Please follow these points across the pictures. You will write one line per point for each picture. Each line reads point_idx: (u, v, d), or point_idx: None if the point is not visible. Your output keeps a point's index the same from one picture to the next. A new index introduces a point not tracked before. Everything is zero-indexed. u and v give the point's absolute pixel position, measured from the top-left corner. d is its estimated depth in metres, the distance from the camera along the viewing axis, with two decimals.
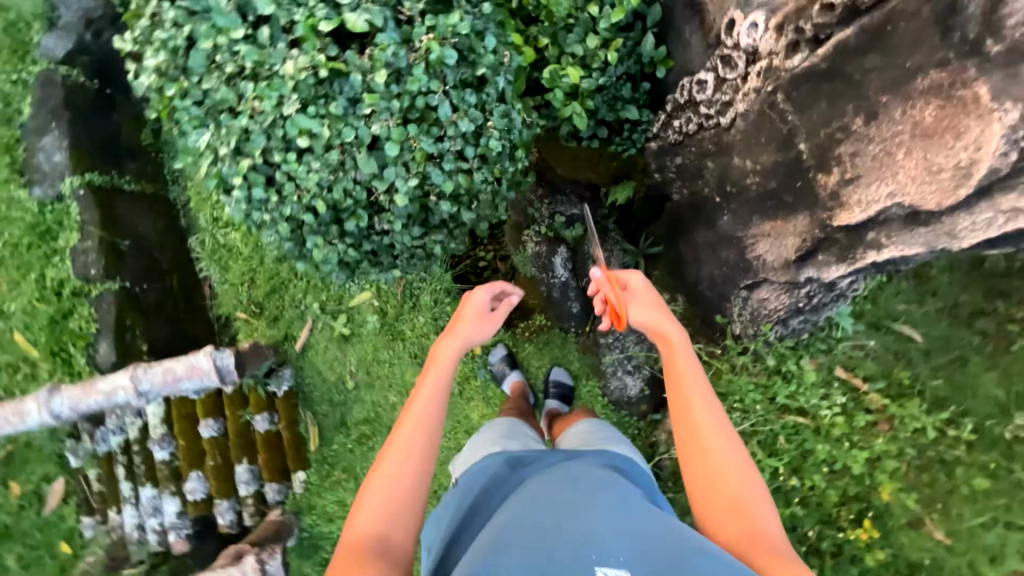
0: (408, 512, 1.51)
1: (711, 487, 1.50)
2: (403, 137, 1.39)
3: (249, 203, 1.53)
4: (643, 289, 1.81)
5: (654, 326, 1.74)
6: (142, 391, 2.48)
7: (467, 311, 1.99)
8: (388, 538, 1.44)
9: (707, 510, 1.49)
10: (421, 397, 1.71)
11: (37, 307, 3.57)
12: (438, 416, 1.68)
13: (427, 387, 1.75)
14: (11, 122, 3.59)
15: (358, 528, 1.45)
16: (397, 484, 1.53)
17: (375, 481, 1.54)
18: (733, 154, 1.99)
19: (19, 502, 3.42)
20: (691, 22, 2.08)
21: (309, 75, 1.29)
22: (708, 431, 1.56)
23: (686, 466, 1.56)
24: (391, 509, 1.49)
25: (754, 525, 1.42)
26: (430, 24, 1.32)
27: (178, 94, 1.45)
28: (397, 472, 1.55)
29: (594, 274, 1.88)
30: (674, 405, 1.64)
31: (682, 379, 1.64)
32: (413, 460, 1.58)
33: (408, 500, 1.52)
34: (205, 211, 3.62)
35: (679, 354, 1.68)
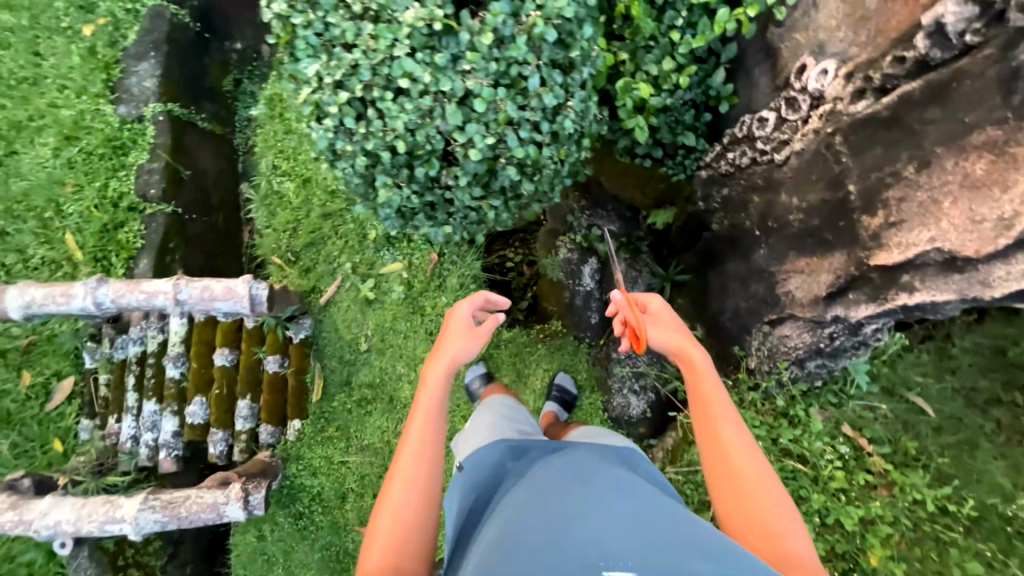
0: (416, 539, 1.55)
1: (739, 505, 1.51)
2: (492, 98, 1.51)
3: (336, 133, 1.69)
4: (663, 311, 1.90)
5: (677, 346, 1.79)
6: (180, 299, 2.62)
7: (454, 326, 2.00)
8: (403, 566, 1.49)
9: (733, 525, 1.51)
10: (415, 426, 1.73)
11: (93, 214, 3.76)
12: (434, 443, 1.71)
13: (418, 415, 1.75)
14: (116, 45, 3.87)
15: (373, 561, 1.49)
16: (403, 514, 1.57)
17: (381, 515, 1.58)
18: (780, 191, 2.11)
19: (27, 392, 3.54)
20: (761, 65, 2.19)
21: (424, 25, 1.43)
22: (733, 451, 1.58)
23: (714, 484, 1.58)
24: (400, 541, 1.53)
25: (784, 547, 1.42)
26: (540, 4, 1.45)
27: (302, 24, 1.59)
28: (401, 504, 1.59)
29: (615, 297, 1.97)
30: (700, 423, 1.67)
31: (708, 401, 1.67)
32: (416, 487, 1.62)
33: (416, 525, 1.57)
34: (268, 157, 3.80)
35: (704, 376, 1.73)
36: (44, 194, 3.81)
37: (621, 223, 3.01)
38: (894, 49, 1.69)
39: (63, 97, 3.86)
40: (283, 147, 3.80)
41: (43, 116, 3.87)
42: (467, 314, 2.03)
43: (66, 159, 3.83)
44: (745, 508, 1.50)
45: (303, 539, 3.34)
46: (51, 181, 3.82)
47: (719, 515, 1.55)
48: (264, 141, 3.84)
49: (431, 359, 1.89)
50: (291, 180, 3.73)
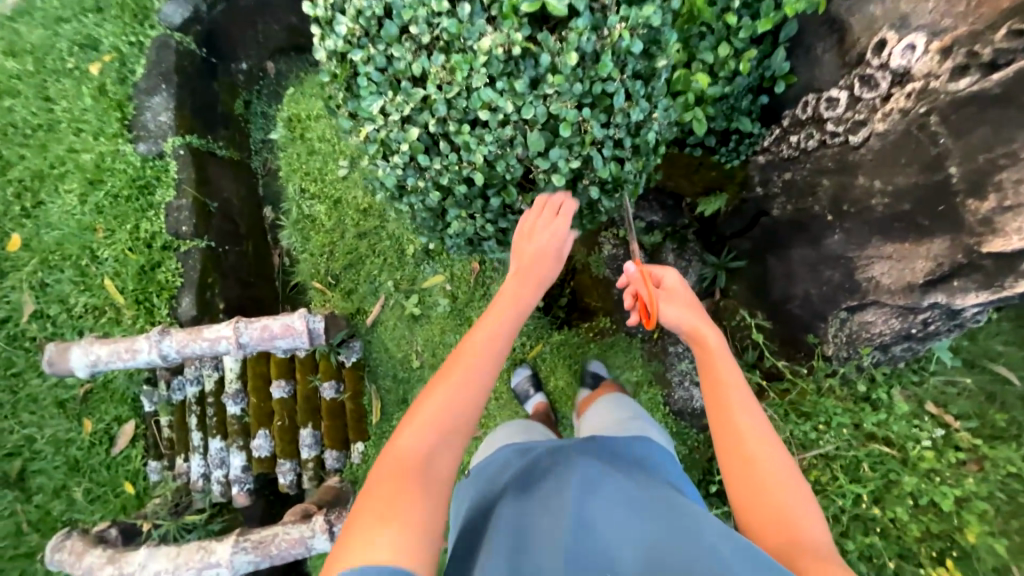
0: (451, 443, 1.36)
1: (755, 494, 1.49)
2: (577, 119, 1.45)
3: (406, 169, 1.65)
4: (677, 287, 1.89)
5: (691, 326, 1.80)
6: (242, 342, 2.60)
7: (541, 239, 1.61)
8: (436, 456, 1.33)
9: (750, 515, 1.47)
10: (480, 331, 1.49)
11: (129, 256, 3.75)
12: (492, 354, 1.47)
13: (484, 324, 1.51)
14: (125, 81, 3.76)
15: (407, 443, 1.33)
16: (443, 414, 1.37)
17: (426, 406, 1.39)
18: (858, 173, 1.99)
19: (91, 439, 3.59)
20: (826, 40, 2.05)
21: (502, 50, 1.36)
22: (750, 437, 1.57)
23: (727, 469, 1.57)
24: (436, 434, 1.35)
25: (799, 534, 1.38)
26: (623, 14, 1.37)
27: (362, 60, 1.52)
28: (446, 403, 1.39)
29: (629, 269, 1.96)
30: (715, 410, 1.66)
31: (721, 387, 1.68)
32: (464, 390, 1.41)
33: (456, 430, 1.37)
34: (295, 181, 3.72)
35: (718, 362, 1.73)
36: (77, 241, 3.79)
37: (665, 213, 2.69)
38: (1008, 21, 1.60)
39: (80, 141, 3.79)
40: (309, 169, 3.71)
41: (64, 163, 3.81)
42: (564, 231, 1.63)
43: (93, 205, 3.79)
44: (761, 496, 1.48)
45: None
46: (82, 228, 3.79)
47: (737, 506, 1.51)
48: (288, 165, 3.75)
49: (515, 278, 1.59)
50: (321, 203, 3.66)
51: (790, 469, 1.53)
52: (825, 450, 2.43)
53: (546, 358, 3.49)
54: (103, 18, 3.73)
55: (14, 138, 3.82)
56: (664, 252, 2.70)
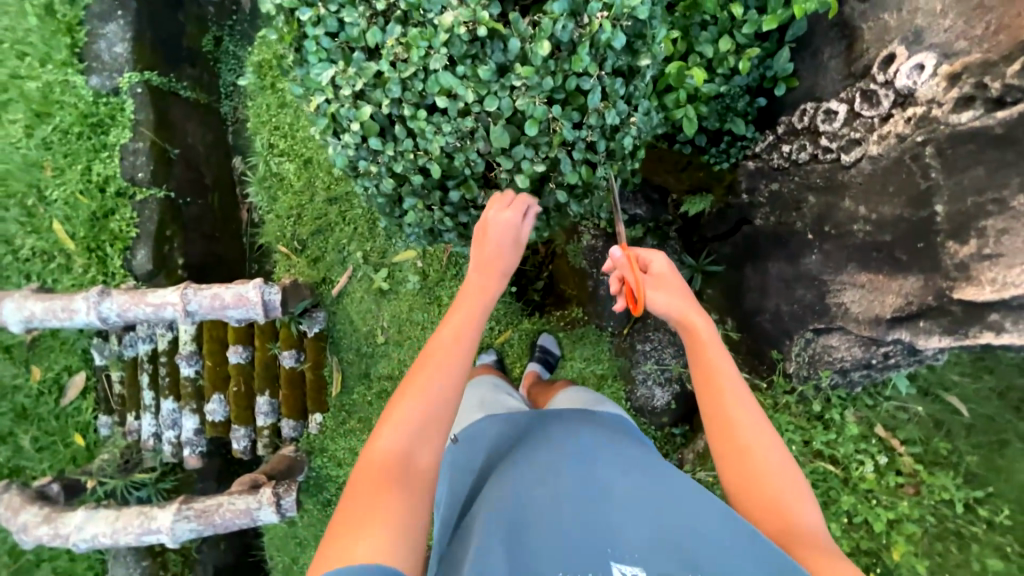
0: (429, 444, 1.24)
1: (750, 485, 1.38)
2: (545, 117, 1.34)
3: (358, 150, 1.50)
4: (666, 272, 1.61)
5: (680, 314, 1.55)
6: (189, 310, 2.47)
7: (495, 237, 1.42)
8: (413, 454, 1.22)
9: (745, 506, 1.38)
10: (450, 323, 1.34)
11: (80, 200, 3.49)
12: (468, 341, 1.32)
13: (459, 308, 1.36)
14: (76, 2, 3.37)
15: (382, 447, 1.21)
16: (416, 414, 1.24)
17: (397, 409, 1.25)
18: (844, 196, 1.90)
19: (39, 387, 3.48)
20: (833, 45, 1.90)
21: (466, 31, 1.22)
22: (744, 427, 1.43)
23: (721, 461, 1.44)
24: (409, 442, 1.22)
25: (797, 525, 1.30)
26: (607, 2, 1.23)
27: (311, 21, 1.34)
28: (418, 404, 1.25)
29: (613, 253, 1.67)
30: (705, 396, 1.50)
31: (712, 370, 1.50)
32: (437, 387, 1.27)
33: (433, 428, 1.25)
34: (263, 134, 3.46)
35: (709, 346, 1.52)
36: (22, 178, 3.51)
37: (649, 207, 2.56)
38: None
39: (26, 66, 3.43)
40: (279, 123, 3.45)
41: (7, 89, 3.47)
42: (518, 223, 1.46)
43: (40, 139, 3.48)
44: (756, 486, 1.38)
45: None
46: (28, 164, 3.50)
47: (730, 495, 1.42)
48: (256, 115, 3.48)
49: (479, 267, 1.41)
50: (290, 160, 3.43)
51: (784, 454, 1.42)
52: None
53: (513, 346, 3.45)
54: None
55: None
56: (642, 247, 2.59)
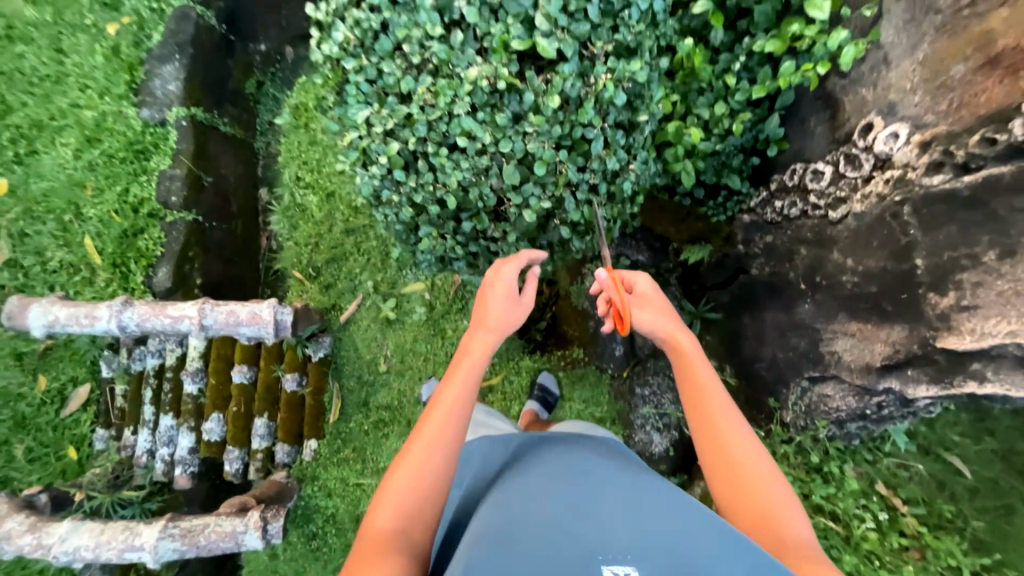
0: (426, 511, 1.41)
1: (740, 498, 1.45)
2: (553, 160, 1.49)
3: (383, 181, 1.65)
4: (651, 292, 1.75)
5: (667, 333, 1.67)
6: (205, 324, 2.57)
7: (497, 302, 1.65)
8: (410, 523, 1.37)
9: (737, 518, 1.44)
10: (449, 391, 1.53)
11: (113, 219, 3.71)
12: (462, 413, 1.51)
13: (454, 378, 1.55)
14: (139, 46, 3.76)
15: (382, 516, 1.37)
16: (414, 484, 1.41)
17: (394, 479, 1.42)
18: (833, 249, 2.02)
19: (42, 397, 3.52)
20: (819, 114, 2.08)
21: (488, 84, 1.38)
22: (732, 442, 1.52)
23: (713, 475, 1.51)
24: (406, 514, 1.38)
25: (788, 538, 1.35)
26: (611, 65, 1.39)
27: (353, 69, 1.53)
28: (416, 474, 1.42)
29: (600, 275, 1.83)
30: (695, 415, 1.60)
31: (700, 388, 1.60)
32: (434, 458, 1.44)
33: (429, 496, 1.42)
34: (292, 168, 3.72)
35: (698, 367, 1.63)
36: (64, 196, 3.76)
37: (650, 254, 2.77)
38: (984, 127, 1.55)
39: (85, 97, 3.77)
40: (308, 158, 3.71)
41: (64, 116, 3.80)
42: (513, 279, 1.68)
43: (86, 162, 3.76)
44: (746, 499, 1.44)
45: (316, 560, 3.31)
46: (72, 183, 3.76)
47: (723, 507, 1.49)
48: (287, 151, 3.75)
49: (478, 333, 1.62)
50: (314, 193, 3.66)
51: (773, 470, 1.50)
52: None
53: (512, 383, 3.46)
54: None
55: (20, 83, 3.80)
56: None
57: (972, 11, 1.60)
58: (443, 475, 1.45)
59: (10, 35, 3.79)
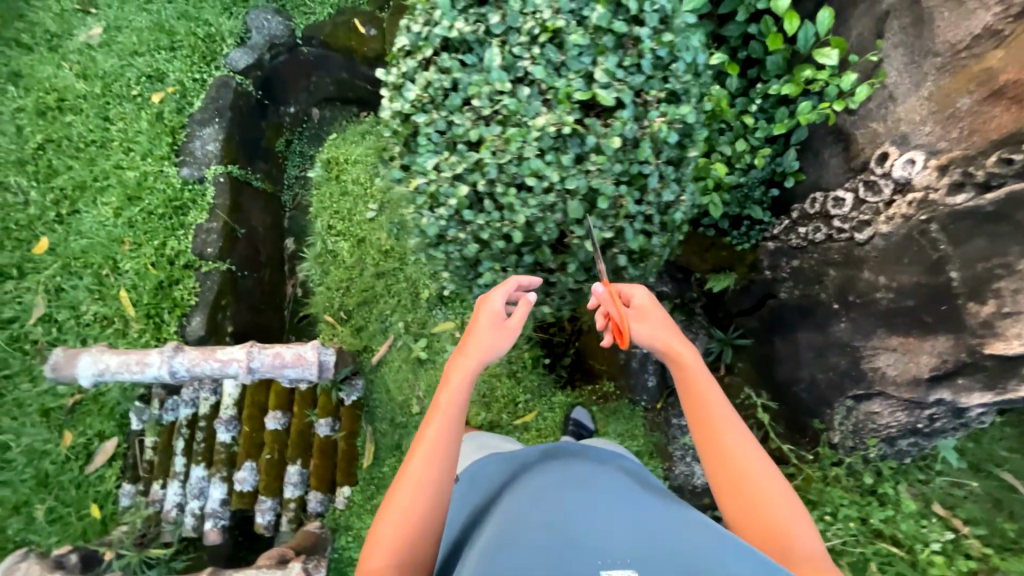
0: (421, 543, 1.49)
1: (747, 512, 1.50)
2: (613, 194, 1.64)
3: (449, 221, 1.78)
4: (648, 304, 1.72)
5: (666, 346, 1.68)
6: (252, 367, 2.60)
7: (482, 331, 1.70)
8: (406, 556, 1.47)
9: (747, 531, 1.50)
10: (433, 426, 1.59)
11: (150, 271, 3.82)
12: (449, 444, 1.58)
13: (440, 411, 1.62)
14: (182, 112, 4.04)
15: (375, 554, 1.46)
16: (408, 518, 1.50)
17: (387, 516, 1.50)
18: (863, 268, 2.14)
19: (68, 453, 3.47)
20: (832, 147, 2.27)
21: (554, 129, 1.54)
22: (739, 458, 1.55)
23: (721, 491, 1.55)
24: (403, 548, 1.47)
25: (792, 548, 1.42)
26: (664, 109, 1.55)
27: (424, 122, 1.70)
28: (409, 509, 1.50)
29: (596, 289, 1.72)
30: (699, 429, 1.63)
31: (704, 403, 1.61)
32: (425, 492, 1.52)
33: (425, 526, 1.51)
34: (324, 218, 3.89)
35: (700, 380, 1.65)
36: (102, 251, 3.88)
37: (674, 284, 2.84)
38: (998, 149, 1.74)
39: (128, 159, 3.99)
40: (339, 208, 3.90)
41: (107, 177, 3.99)
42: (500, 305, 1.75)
43: (126, 219, 3.92)
44: (754, 512, 1.49)
45: None
46: (110, 240, 3.90)
47: (731, 521, 1.54)
48: (319, 203, 3.95)
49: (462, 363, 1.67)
50: (346, 240, 3.82)
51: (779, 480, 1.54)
52: (831, 544, 2.32)
53: (546, 420, 3.40)
54: (174, 56, 4.06)
55: (66, 149, 4.03)
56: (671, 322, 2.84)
57: (970, 53, 1.79)
58: (432, 507, 1.53)
59: (62, 106, 4.06)
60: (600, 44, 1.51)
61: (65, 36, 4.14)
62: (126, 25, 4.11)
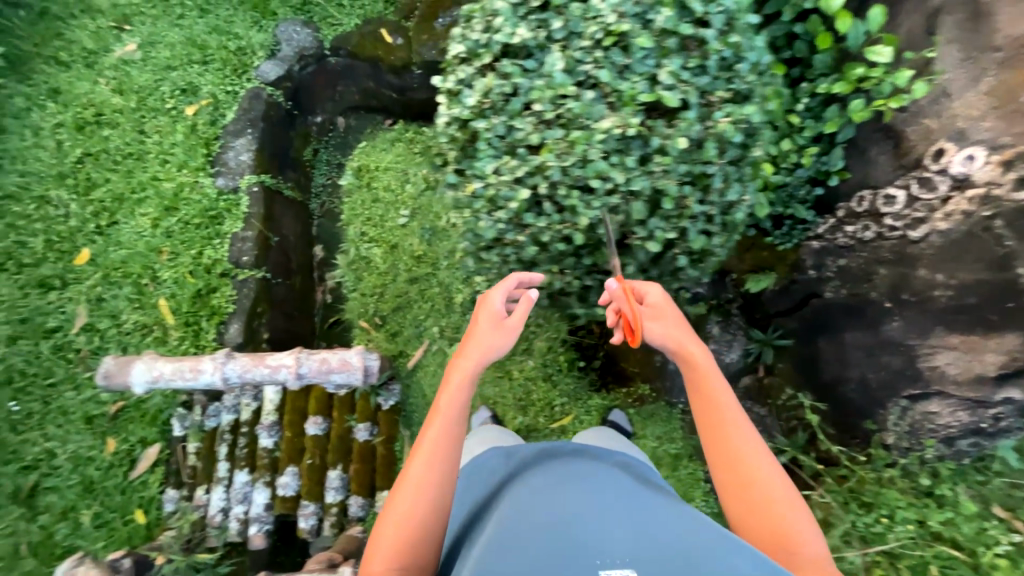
0: (421, 547, 1.51)
1: (752, 514, 1.51)
2: (678, 196, 1.69)
3: (507, 224, 1.82)
4: (662, 303, 1.70)
5: (677, 345, 1.68)
6: (301, 372, 2.65)
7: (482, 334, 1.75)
8: (408, 558, 1.50)
9: (752, 533, 1.50)
10: (434, 428, 1.63)
11: (188, 280, 3.89)
12: (450, 446, 1.61)
13: (439, 413, 1.64)
14: (216, 124, 4.12)
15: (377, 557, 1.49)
16: (408, 522, 1.52)
17: (388, 519, 1.53)
18: (918, 266, 2.14)
19: (112, 459, 3.54)
20: (880, 144, 2.25)
21: (620, 131, 1.56)
22: (746, 460, 1.55)
23: (725, 492, 1.56)
24: (404, 552, 1.49)
25: (794, 550, 1.43)
26: (728, 109, 1.57)
27: (483, 128, 1.72)
28: (408, 511, 1.52)
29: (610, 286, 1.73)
30: (707, 430, 1.63)
31: (717, 404, 1.62)
32: (425, 495, 1.55)
33: (426, 528, 1.53)
34: (356, 225, 3.95)
35: (709, 381, 1.65)
36: (140, 261, 3.95)
37: (711, 285, 2.85)
38: None
39: (164, 171, 4.06)
40: (371, 215, 3.95)
41: (145, 189, 4.06)
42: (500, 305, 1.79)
43: (164, 230, 4.00)
44: (758, 514, 1.50)
45: None
46: (148, 249, 3.98)
47: (735, 523, 1.55)
48: (351, 210, 4.00)
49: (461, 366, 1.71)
50: (379, 246, 3.86)
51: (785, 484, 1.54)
52: (889, 546, 2.29)
53: (583, 423, 3.40)
54: (206, 69, 4.15)
55: (104, 162, 4.09)
56: (707, 324, 2.84)
57: None
58: (434, 509, 1.55)
59: (99, 121, 4.14)
60: (665, 47, 1.54)
61: (100, 52, 4.21)
62: (160, 40, 4.21)
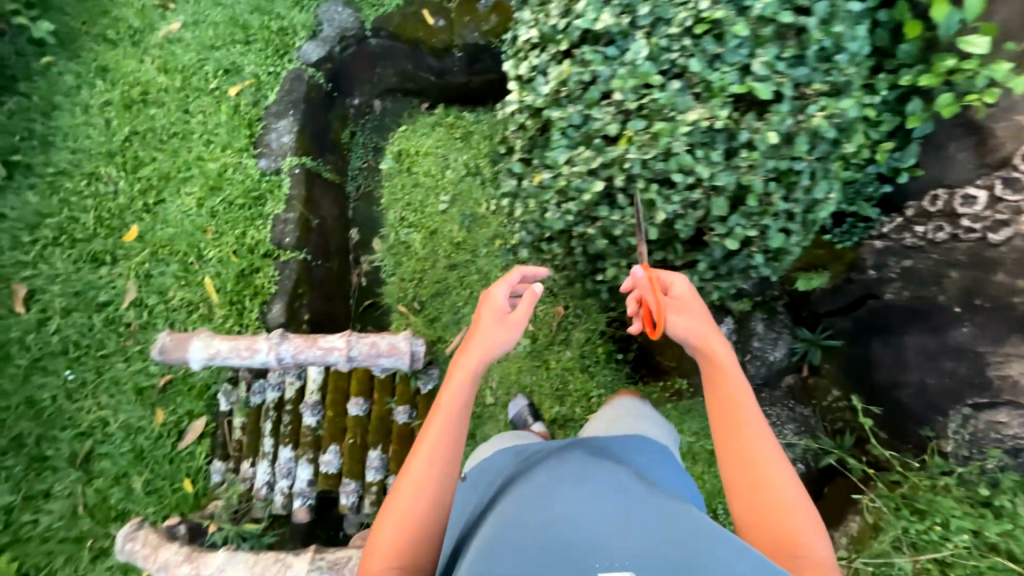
0: (421, 540, 1.56)
1: (761, 516, 1.48)
2: (762, 192, 1.79)
3: (575, 216, 2.01)
4: (686, 296, 1.75)
5: (701, 340, 1.71)
6: (351, 355, 2.71)
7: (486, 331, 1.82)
8: (408, 550, 1.55)
9: (760, 536, 1.47)
10: (434, 424, 1.67)
11: (231, 259, 3.96)
12: (452, 440, 1.66)
13: (440, 410, 1.69)
14: (258, 104, 4.12)
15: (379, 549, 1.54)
16: (409, 517, 1.57)
17: (390, 513, 1.58)
18: (996, 271, 2.06)
19: (160, 430, 3.68)
20: (960, 141, 2.14)
21: (706, 123, 1.68)
22: (757, 460, 1.54)
23: (734, 492, 1.55)
24: (403, 547, 1.54)
25: (801, 554, 1.40)
26: (823, 103, 1.66)
27: (560, 117, 1.88)
28: (408, 508, 1.57)
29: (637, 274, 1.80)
30: (720, 428, 1.64)
31: (735, 404, 1.62)
32: (426, 492, 1.59)
33: (428, 520, 1.58)
34: (396, 210, 3.97)
35: (725, 380, 1.66)
36: (185, 240, 4.02)
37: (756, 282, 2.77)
38: None
39: (208, 151, 4.10)
40: (411, 200, 3.95)
41: (189, 168, 4.11)
42: (502, 301, 1.87)
43: (208, 209, 4.05)
44: (766, 516, 1.47)
45: None
46: (193, 228, 4.05)
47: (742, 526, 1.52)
48: (391, 194, 4.02)
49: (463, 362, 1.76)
50: (418, 232, 3.87)
51: (798, 489, 1.51)
52: (941, 554, 2.22)
53: None
54: (248, 49, 4.14)
55: (150, 141, 4.14)
56: (752, 321, 2.82)
57: None
58: (435, 502, 1.60)
59: (145, 100, 4.17)
60: (761, 35, 1.62)
61: (146, 31, 4.23)
62: (204, 19, 4.20)
